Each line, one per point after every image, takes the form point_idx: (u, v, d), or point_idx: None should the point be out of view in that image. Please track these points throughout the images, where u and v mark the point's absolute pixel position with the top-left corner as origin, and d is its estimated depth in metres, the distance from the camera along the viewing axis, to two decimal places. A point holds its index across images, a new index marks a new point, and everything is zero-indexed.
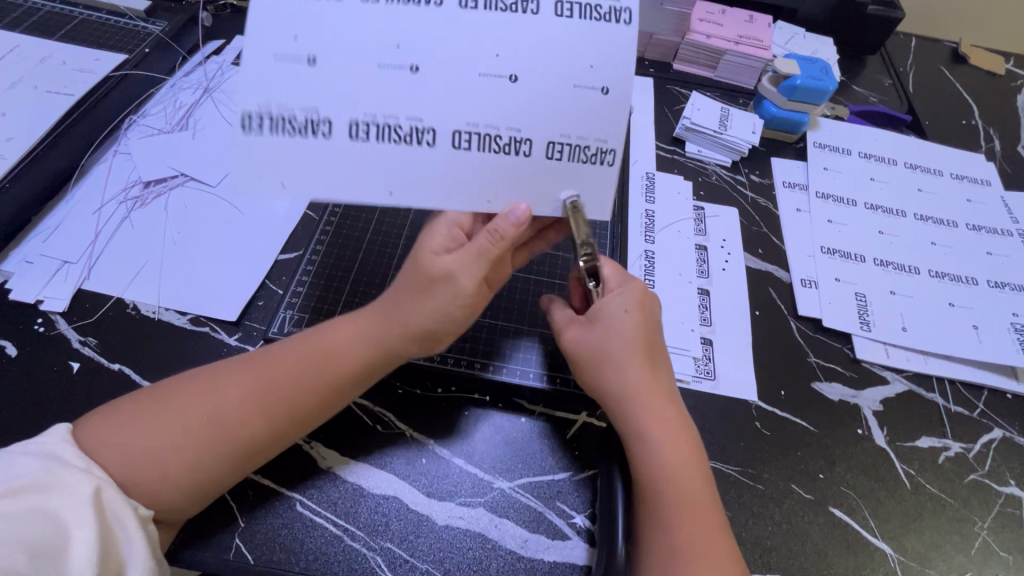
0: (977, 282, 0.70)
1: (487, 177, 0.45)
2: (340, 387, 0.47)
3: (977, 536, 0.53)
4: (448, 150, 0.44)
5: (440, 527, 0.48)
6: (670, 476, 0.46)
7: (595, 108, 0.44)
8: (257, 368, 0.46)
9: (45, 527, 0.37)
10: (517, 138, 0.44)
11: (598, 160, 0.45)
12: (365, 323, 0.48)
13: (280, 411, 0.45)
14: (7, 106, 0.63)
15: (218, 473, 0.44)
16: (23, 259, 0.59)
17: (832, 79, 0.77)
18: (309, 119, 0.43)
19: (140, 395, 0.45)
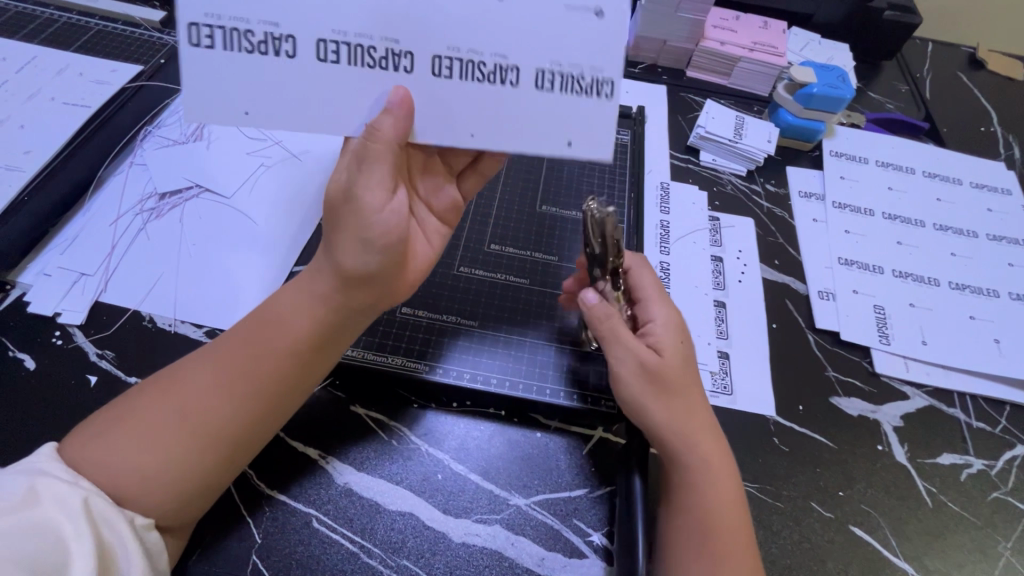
0: (999, 294, 0.68)
1: (467, 112, 0.46)
2: (289, 350, 0.46)
3: (1002, 556, 0.52)
4: (427, 76, 0.45)
5: (457, 544, 0.48)
6: (699, 498, 0.47)
7: (591, 41, 0.46)
8: (214, 354, 0.46)
9: (40, 541, 0.36)
10: (503, 66, 0.46)
11: (592, 92, 0.47)
12: (304, 284, 0.48)
13: (244, 387, 0.45)
14: (24, 118, 0.64)
15: (197, 465, 0.43)
16: (40, 271, 0.59)
17: (848, 87, 0.77)
18: (266, 33, 0.44)
19: (110, 406, 0.45)
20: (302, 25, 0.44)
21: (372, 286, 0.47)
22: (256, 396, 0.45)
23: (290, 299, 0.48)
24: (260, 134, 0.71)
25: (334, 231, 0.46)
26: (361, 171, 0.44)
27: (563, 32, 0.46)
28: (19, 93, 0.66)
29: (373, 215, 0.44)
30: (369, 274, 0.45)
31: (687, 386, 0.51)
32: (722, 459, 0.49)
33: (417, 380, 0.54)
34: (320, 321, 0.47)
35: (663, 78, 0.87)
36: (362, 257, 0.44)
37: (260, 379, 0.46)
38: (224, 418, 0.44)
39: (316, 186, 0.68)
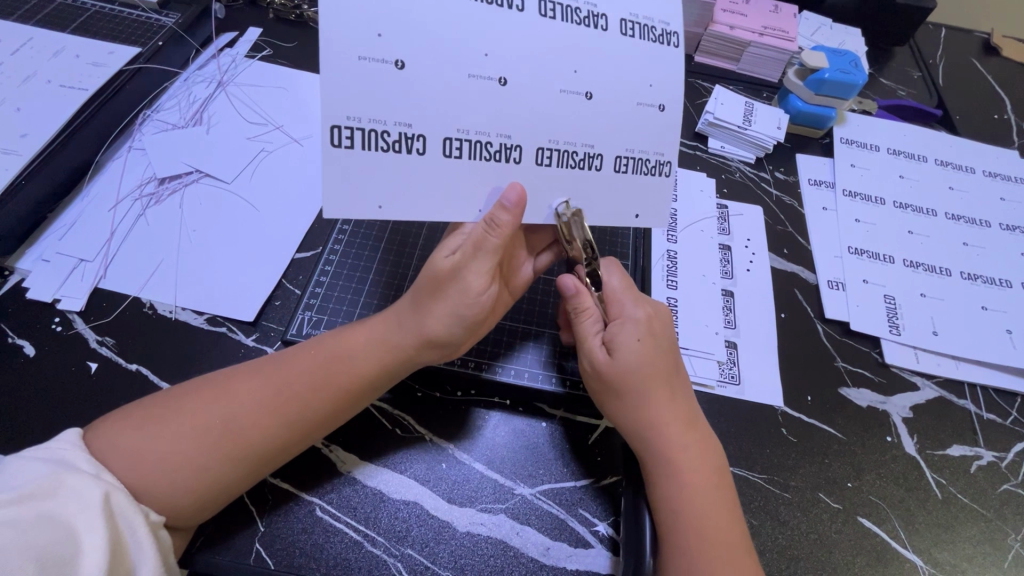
0: (1011, 284, 0.67)
1: (557, 189, 0.47)
2: (352, 393, 0.47)
3: (1011, 548, 0.52)
4: (531, 166, 0.45)
5: (462, 533, 0.48)
6: (687, 498, 0.45)
7: (652, 125, 0.47)
8: (274, 373, 0.46)
9: (52, 533, 0.35)
10: (591, 154, 0.46)
11: (656, 173, 0.49)
12: (381, 330, 0.49)
13: (294, 418, 0.45)
14: (21, 101, 0.63)
15: (230, 480, 0.43)
16: (39, 257, 0.58)
17: (862, 72, 0.74)
18: (401, 133, 0.41)
19: (157, 398, 0.45)
20: (433, 124, 0.41)
21: (438, 346, 0.48)
22: (299, 427, 0.45)
23: (364, 340, 0.48)
24: (260, 118, 0.70)
25: (428, 296, 0.47)
26: (473, 258, 0.45)
27: (628, 121, 0.46)
28: (15, 75, 0.65)
29: (474, 298, 0.46)
30: (447, 338, 0.47)
31: (646, 385, 0.48)
32: (706, 455, 0.47)
33: (422, 368, 0.54)
34: (387, 370, 0.48)
35: None
36: (449, 327, 0.47)
37: (312, 414, 0.46)
38: (264, 441, 0.44)
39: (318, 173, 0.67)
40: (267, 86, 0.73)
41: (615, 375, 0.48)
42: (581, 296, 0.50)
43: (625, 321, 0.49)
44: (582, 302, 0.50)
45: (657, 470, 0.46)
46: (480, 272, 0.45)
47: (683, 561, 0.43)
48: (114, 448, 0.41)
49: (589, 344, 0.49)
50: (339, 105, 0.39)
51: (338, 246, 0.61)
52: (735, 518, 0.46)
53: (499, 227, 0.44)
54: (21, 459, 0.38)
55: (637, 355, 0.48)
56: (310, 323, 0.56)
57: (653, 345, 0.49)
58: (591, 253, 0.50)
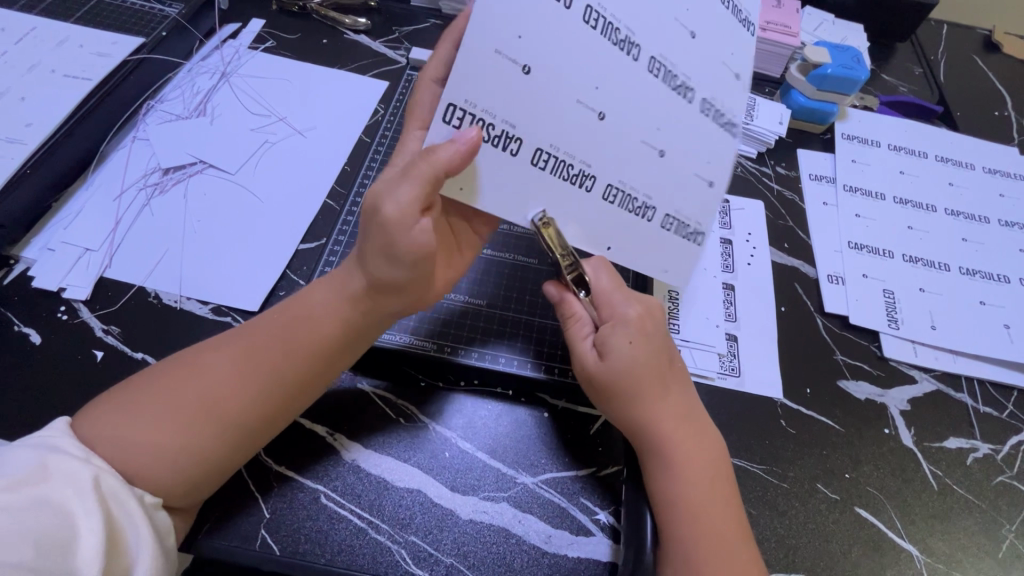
0: (1008, 280, 0.68)
1: (612, 223, 0.47)
2: (317, 347, 0.47)
3: (1005, 539, 0.53)
4: (598, 200, 0.46)
5: (464, 521, 0.48)
6: (686, 489, 0.46)
7: (701, 198, 0.49)
8: (239, 341, 0.47)
9: (48, 516, 0.36)
10: (647, 205, 0.47)
11: (693, 240, 0.50)
12: (334, 284, 0.49)
13: (263, 377, 0.45)
14: (25, 91, 0.63)
15: (208, 448, 0.43)
16: (44, 247, 0.58)
17: (864, 68, 0.74)
18: (503, 131, 0.41)
19: (130, 381, 0.45)
20: (534, 131, 0.42)
21: (399, 295, 0.48)
22: (268, 385, 0.45)
23: (319, 297, 0.49)
24: (264, 110, 0.70)
25: (368, 238, 0.46)
26: (405, 187, 0.41)
27: (680, 187, 0.48)
28: (19, 65, 0.65)
29: (406, 233, 0.43)
30: (399, 283, 0.46)
31: (639, 387, 0.48)
32: (702, 447, 0.48)
33: (424, 357, 0.54)
34: (350, 325, 0.48)
35: None
36: (393, 267, 0.44)
37: (281, 370, 0.46)
38: (236, 403, 0.44)
39: (323, 165, 0.67)
40: (270, 78, 0.73)
41: (608, 378, 0.48)
42: (567, 303, 0.52)
43: (614, 322, 0.49)
44: (569, 308, 0.52)
45: (653, 463, 0.47)
46: (411, 203, 0.42)
47: (683, 550, 0.44)
48: (90, 430, 0.41)
49: (582, 349, 0.50)
50: (462, 88, 0.40)
51: (342, 238, 0.61)
52: (733, 507, 0.46)
53: (435, 157, 0.40)
54: (12, 448, 0.38)
55: (628, 357, 0.47)
56: None
57: (645, 344, 0.49)
58: (574, 259, 0.48)
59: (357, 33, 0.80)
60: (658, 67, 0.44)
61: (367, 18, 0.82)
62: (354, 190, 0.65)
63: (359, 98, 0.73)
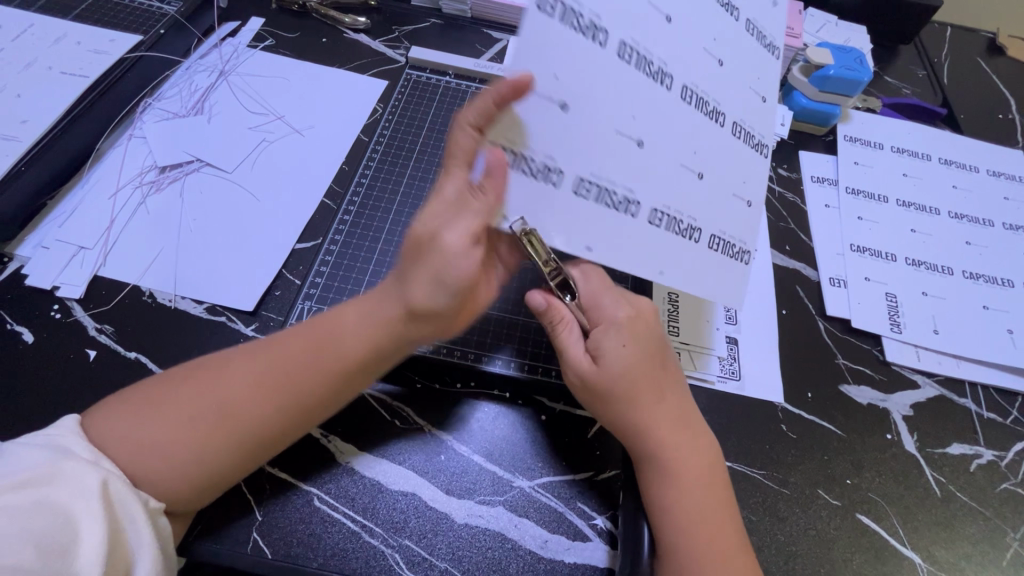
0: (1012, 284, 0.67)
1: (661, 249, 0.46)
2: (345, 373, 0.46)
3: (1010, 547, 0.52)
4: (645, 226, 0.46)
5: (460, 525, 0.47)
6: (679, 497, 0.45)
7: (739, 213, 0.52)
8: (268, 362, 0.45)
9: (53, 518, 0.36)
10: (693, 226, 0.48)
11: (739, 258, 0.52)
12: (372, 304, 0.46)
13: (288, 399, 0.44)
14: (23, 88, 0.62)
15: (227, 467, 0.43)
16: (39, 244, 0.58)
17: (867, 68, 0.74)
18: (545, 165, 0.41)
19: (151, 383, 0.44)
20: (576, 161, 0.41)
21: (432, 324, 0.46)
22: (293, 410, 0.45)
23: (355, 318, 0.46)
24: (262, 108, 0.70)
25: (413, 264, 0.45)
26: (456, 215, 0.43)
27: (722, 205, 0.50)
28: (16, 62, 0.65)
29: (454, 259, 0.43)
30: (437, 311, 0.45)
31: (633, 394, 0.47)
32: (699, 455, 0.47)
33: (421, 359, 0.54)
34: (380, 354, 0.46)
35: None
36: (434, 296, 0.44)
37: (307, 394, 0.45)
38: (259, 428, 0.44)
39: (319, 164, 0.66)
40: (268, 76, 0.73)
41: (603, 384, 0.47)
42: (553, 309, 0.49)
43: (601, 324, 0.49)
44: (558, 313, 0.49)
45: (647, 469, 0.47)
46: (461, 234, 0.43)
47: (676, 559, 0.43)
48: (109, 440, 0.41)
49: (573, 354, 0.48)
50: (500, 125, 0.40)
51: (338, 237, 0.61)
52: (729, 515, 0.46)
53: (485, 191, 0.41)
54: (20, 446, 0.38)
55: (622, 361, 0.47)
56: (309, 313, 0.56)
57: (637, 345, 0.48)
58: (558, 265, 0.49)
59: (356, 32, 0.80)
60: (694, 105, 0.47)
61: (367, 17, 0.82)
62: (352, 192, 0.65)
63: (358, 97, 0.73)
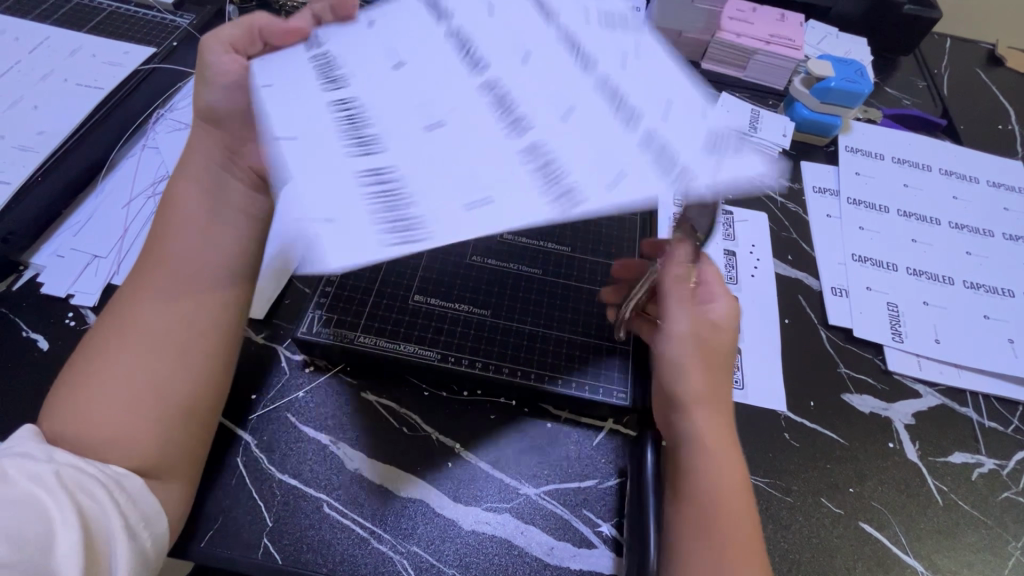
0: (1012, 293, 0.68)
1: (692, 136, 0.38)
2: (216, 241, 0.49)
3: (1011, 555, 0.52)
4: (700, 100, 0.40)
5: (467, 532, 0.48)
6: (699, 474, 0.44)
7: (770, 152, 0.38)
8: (156, 287, 0.47)
9: (19, 513, 0.35)
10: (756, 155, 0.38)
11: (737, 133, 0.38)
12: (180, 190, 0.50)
13: (197, 288, 0.48)
14: (39, 99, 0.64)
15: (181, 383, 0.45)
16: (53, 253, 0.59)
17: (868, 81, 0.75)
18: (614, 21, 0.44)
19: (69, 377, 0.44)
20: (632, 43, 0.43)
21: (230, 131, 0.50)
22: (208, 293, 0.48)
23: (187, 201, 0.50)
24: None
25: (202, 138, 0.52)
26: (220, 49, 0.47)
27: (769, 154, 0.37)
28: (32, 74, 0.66)
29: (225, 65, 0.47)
30: (219, 111, 0.49)
31: (695, 355, 0.47)
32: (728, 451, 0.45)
33: (430, 368, 0.54)
34: (213, 217, 0.50)
35: None
36: (214, 97, 0.48)
37: (205, 272, 0.48)
38: (191, 326, 0.47)
39: None
40: None
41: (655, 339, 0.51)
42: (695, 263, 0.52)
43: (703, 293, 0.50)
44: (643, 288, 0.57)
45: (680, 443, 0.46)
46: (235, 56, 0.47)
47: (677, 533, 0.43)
48: (65, 435, 0.41)
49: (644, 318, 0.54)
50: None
51: None
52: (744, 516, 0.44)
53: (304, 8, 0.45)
54: None
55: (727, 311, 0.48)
56: (320, 321, 0.55)
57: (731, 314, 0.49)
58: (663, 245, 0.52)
59: None
60: (550, 167, 0.34)
61: None
62: None
63: None
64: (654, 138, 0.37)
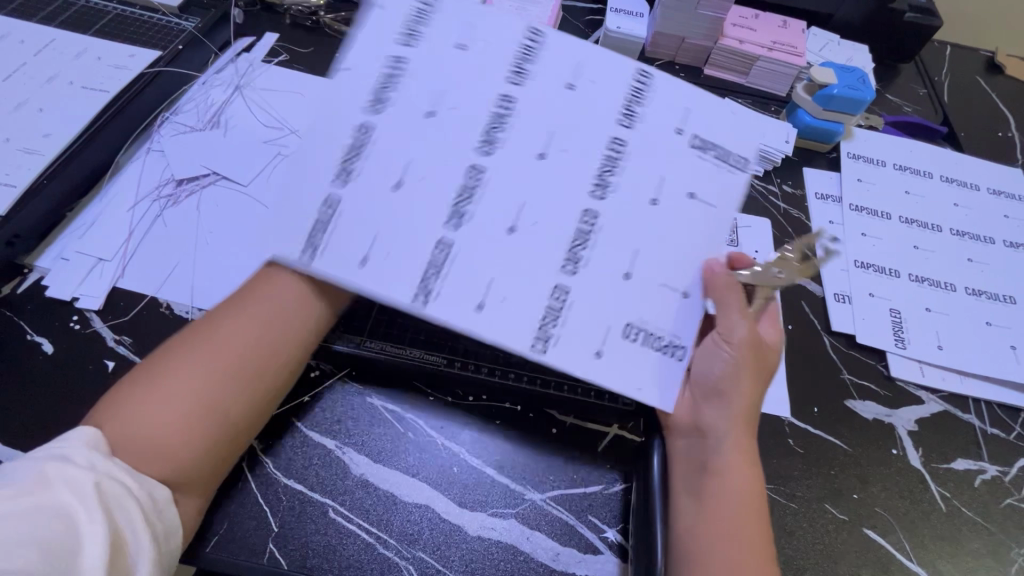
0: (1013, 300, 0.68)
1: (605, 328, 0.47)
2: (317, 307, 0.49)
3: (1014, 561, 0.53)
4: (626, 291, 0.48)
5: (473, 537, 0.48)
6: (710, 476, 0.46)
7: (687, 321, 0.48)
8: (238, 305, 0.48)
9: (52, 522, 0.35)
10: (676, 344, 0.47)
11: (668, 354, 0.47)
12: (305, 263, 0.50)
13: (280, 343, 0.47)
14: (45, 101, 0.64)
15: (242, 422, 0.45)
16: (59, 256, 0.59)
17: (869, 88, 0.75)
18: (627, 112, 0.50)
19: (137, 370, 0.45)
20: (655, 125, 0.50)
21: None
22: (290, 349, 0.48)
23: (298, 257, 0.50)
24: (277, 122, 0.71)
25: None
26: None
27: (661, 368, 0.47)
28: (38, 76, 0.66)
29: None
30: None
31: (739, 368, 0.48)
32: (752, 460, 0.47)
33: (434, 373, 0.54)
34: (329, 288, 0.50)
35: (681, 75, 0.86)
36: None
37: (293, 334, 0.48)
38: (266, 375, 0.47)
39: None
40: (283, 91, 0.74)
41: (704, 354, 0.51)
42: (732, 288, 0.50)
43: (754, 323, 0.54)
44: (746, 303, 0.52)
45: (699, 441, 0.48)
46: None
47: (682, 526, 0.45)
48: (120, 429, 0.41)
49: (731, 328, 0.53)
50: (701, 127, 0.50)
51: None
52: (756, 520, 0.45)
53: None
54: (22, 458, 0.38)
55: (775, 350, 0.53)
56: None
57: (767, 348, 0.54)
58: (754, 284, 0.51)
59: None
60: (555, 306, 0.47)
61: None
62: None
63: None
64: (634, 325, 0.47)
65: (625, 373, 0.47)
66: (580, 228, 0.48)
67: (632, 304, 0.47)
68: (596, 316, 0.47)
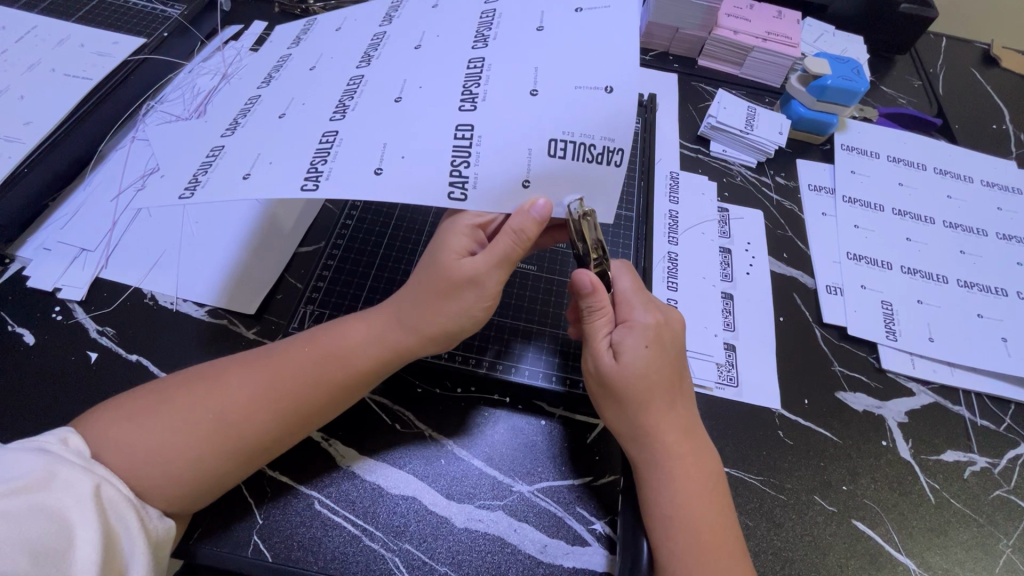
0: (1005, 293, 0.68)
1: (503, 147, 0.44)
2: (344, 387, 0.47)
3: (1002, 553, 0.53)
4: (528, 130, 0.45)
5: (459, 530, 0.48)
6: (676, 487, 0.46)
7: (600, 107, 0.44)
8: (260, 363, 0.46)
9: (44, 525, 0.34)
10: (610, 148, 0.44)
11: (601, 161, 0.45)
12: (379, 324, 0.49)
13: (286, 408, 0.45)
14: (27, 89, 0.62)
15: (222, 473, 0.43)
16: (40, 246, 0.58)
17: (864, 79, 0.74)
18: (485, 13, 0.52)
19: (148, 389, 0.45)
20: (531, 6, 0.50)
21: None
22: (296, 417, 0.46)
23: (360, 335, 0.48)
24: None
25: None
26: None
27: (584, 179, 0.46)
28: (19, 64, 0.65)
29: None
30: None
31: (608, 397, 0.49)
32: (701, 463, 0.47)
33: (422, 364, 0.54)
34: (380, 371, 0.48)
35: (674, 66, 0.86)
36: None
37: (301, 406, 0.46)
38: (261, 436, 0.44)
39: None
40: None
41: (621, 379, 0.47)
42: (596, 294, 0.48)
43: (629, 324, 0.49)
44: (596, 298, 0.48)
45: (642, 451, 0.47)
46: None
47: (666, 538, 0.44)
48: (113, 448, 0.41)
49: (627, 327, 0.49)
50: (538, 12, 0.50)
51: (341, 239, 0.61)
52: (721, 524, 0.45)
53: None
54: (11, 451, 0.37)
55: (643, 361, 0.47)
56: (311, 318, 0.55)
57: (659, 352, 0.48)
58: (601, 253, 0.50)
59: None
60: (460, 146, 0.45)
61: None
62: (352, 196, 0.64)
63: None
64: (556, 139, 0.44)
65: (552, 181, 0.45)
66: (469, 72, 0.48)
67: (535, 107, 0.45)
68: (516, 129, 0.44)
